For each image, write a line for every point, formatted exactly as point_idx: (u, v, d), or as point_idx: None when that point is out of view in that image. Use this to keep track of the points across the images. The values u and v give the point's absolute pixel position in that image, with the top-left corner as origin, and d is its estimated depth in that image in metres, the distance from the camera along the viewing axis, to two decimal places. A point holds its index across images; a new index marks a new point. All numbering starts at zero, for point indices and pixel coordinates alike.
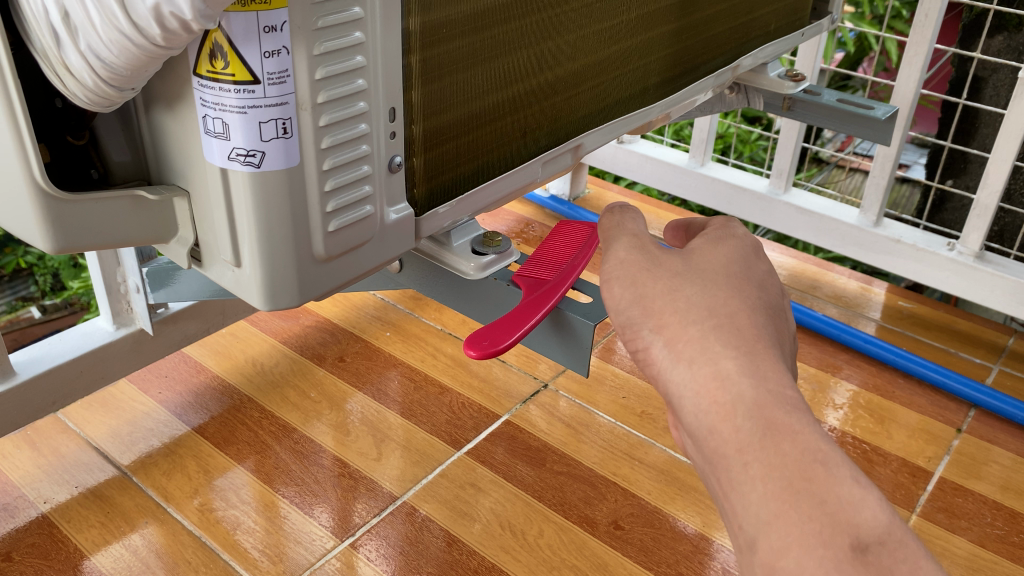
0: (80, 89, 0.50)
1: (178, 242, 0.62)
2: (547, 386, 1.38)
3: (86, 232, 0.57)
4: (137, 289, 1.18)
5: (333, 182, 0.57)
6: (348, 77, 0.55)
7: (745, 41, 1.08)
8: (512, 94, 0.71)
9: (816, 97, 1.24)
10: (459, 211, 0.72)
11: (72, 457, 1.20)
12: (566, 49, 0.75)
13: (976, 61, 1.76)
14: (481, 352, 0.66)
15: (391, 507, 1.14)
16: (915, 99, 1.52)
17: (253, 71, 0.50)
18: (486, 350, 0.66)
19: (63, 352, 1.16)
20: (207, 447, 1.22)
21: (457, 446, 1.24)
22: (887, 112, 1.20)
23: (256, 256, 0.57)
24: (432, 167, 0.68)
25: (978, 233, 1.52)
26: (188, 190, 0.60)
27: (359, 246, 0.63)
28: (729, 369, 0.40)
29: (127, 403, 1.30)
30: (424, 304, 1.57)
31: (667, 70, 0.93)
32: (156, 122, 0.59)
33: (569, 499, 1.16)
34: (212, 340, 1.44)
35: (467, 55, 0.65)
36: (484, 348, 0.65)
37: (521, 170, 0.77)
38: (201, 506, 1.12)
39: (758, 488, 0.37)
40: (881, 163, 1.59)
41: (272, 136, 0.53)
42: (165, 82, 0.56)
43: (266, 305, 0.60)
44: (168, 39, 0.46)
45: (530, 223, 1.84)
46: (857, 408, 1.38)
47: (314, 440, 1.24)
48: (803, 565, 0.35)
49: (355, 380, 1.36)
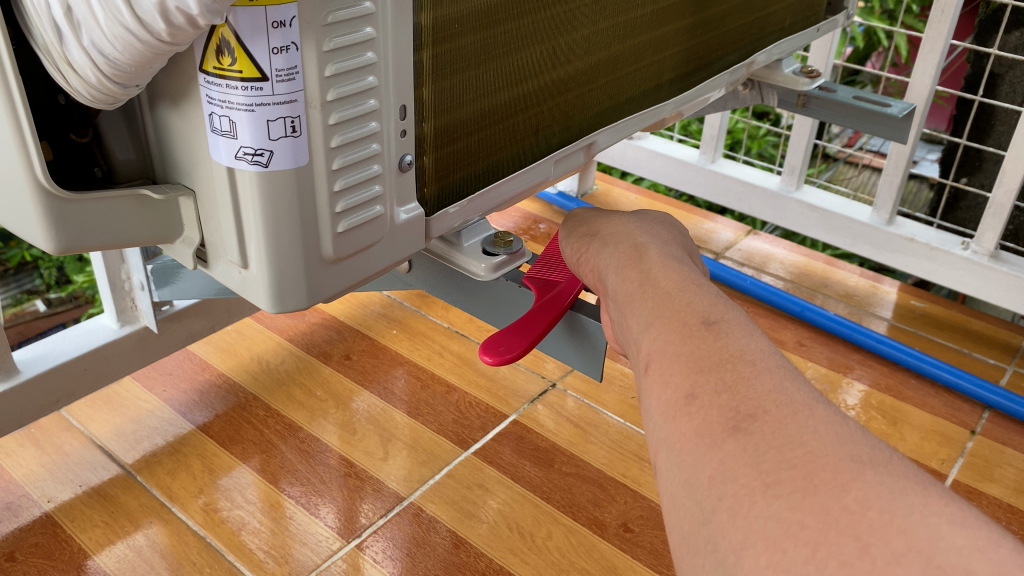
0: (83, 86, 0.49)
1: (183, 242, 0.61)
2: (556, 384, 1.36)
3: (90, 233, 0.55)
4: (141, 286, 1.17)
5: (342, 182, 0.56)
6: (359, 74, 0.53)
7: (761, 37, 1.07)
8: (525, 90, 0.70)
9: (831, 94, 1.22)
10: (469, 211, 0.71)
11: (76, 456, 1.19)
12: (580, 45, 0.73)
13: (993, 57, 1.74)
14: (496, 359, 0.65)
15: (397, 507, 1.12)
16: (930, 96, 1.50)
17: (261, 67, 0.49)
18: (502, 357, 0.65)
19: (67, 349, 1.14)
20: (212, 446, 1.21)
21: (464, 446, 1.23)
22: (904, 109, 1.18)
23: (264, 258, 0.56)
24: (443, 166, 0.66)
25: (993, 232, 1.50)
26: (193, 189, 0.58)
27: (368, 247, 0.61)
28: (642, 246, 0.60)
29: (132, 400, 1.29)
30: (431, 301, 1.55)
31: (682, 65, 0.92)
32: (161, 120, 0.57)
33: (578, 501, 1.14)
34: (217, 337, 1.43)
35: (478, 52, 0.63)
36: (501, 355, 0.65)
37: (533, 169, 0.76)
38: (206, 506, 1.11)
39: (645, 302, 0.53)
40: (895, 161, 1.57)
41: (280, 135, 0.51)
42: (171, 78, 0.54)
43: (273, 308, 0.58)
44: (173, 35, 0.45)
45: (537, 220, 1.83)
46: (869, 408, 1.36)
47: (320, 440, 1.22)
48: (659, 336, 0.50)
49: (361, 378, 1.35)
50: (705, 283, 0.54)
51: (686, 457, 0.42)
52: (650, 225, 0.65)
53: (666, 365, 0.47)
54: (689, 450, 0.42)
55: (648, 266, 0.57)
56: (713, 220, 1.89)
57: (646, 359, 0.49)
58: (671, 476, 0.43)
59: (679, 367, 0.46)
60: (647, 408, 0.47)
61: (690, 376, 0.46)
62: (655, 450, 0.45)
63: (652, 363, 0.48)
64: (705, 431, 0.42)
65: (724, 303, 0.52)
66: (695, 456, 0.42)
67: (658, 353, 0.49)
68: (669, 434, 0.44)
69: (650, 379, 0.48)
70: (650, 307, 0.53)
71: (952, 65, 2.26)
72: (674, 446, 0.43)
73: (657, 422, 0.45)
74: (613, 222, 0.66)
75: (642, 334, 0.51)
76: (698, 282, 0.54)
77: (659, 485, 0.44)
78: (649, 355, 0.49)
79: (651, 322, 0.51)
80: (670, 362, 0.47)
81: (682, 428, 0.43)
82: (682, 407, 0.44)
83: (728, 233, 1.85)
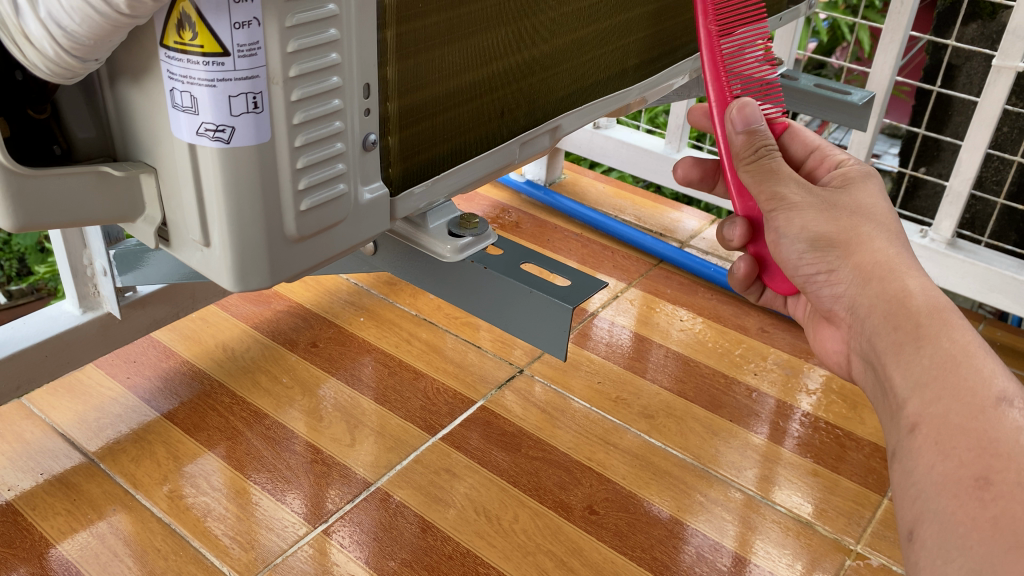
0: (41, 60, 0.48)
1: (145, 221, 0.60)
2: (523, 371, 1.37)
3: (49, 209, 0.55)
4: (103, 272, 1.15)
5: (305, 159, 0.56)
6: (321, 50, 0.53)
7: (724, 24, 1.09)
8: (490, 72, 0.70)
9: (792, 82, 1.24)
10: (434, 192, 0.71)
11: (36, 444, 1.17)
12: (546, 27, 0.74)
13: (950, 49, 1.77)
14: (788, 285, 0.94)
15: (365, 493, 1.12)
16: (890, 86, 1.53)
17: (223, 43, 0.49)
18: (793, 286, 0.92)
19: (28, 336, 1.13)
20: (177, 433, 1.20)
21: (432, 432, 1.23)
22: (864, 97, 1.20)
23: (226, 236, 0.56)
24: (407, 147, 0.66)
25: (950, 220, 1.53)
26: (154, 166, 0.58)
27: (331, 226, 0.61)
28: (905, 281, 0.76)
29: (95, 388, 1.28)
30: (399, 289, 1.56)
31: (646, 51, 0.93)
32: (122, 96, 0.57)
33: (545, 485, 1.15)
34: (182, 324, 1.42)
35: (444, 31, 0.64)
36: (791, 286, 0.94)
37: (498, 151, 0.76)
38: (171, 493, 1.10)
39: (924, 365, 0.68)
40: (856, 151, 1.60)
41: (242, 111, 0.51)
42: (130, 53, 0.54)
43: (235, 286, 0.58)
44: (133, 7, 0.45)
45: (505, 209, 1.84)
46: (830, 393, 1.37)
47: (286, 426, 1.22)
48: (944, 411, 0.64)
49: (328, 365, 1.35)
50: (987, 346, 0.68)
51: (973, 542, 0.56)
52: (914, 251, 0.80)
53: (943, 440, 0.62)
54: (984, 543, 0.55)
55: (918, 327, 0.71)
56: (679, 210, 1.90)
57: (914, 422, 0.66)
58: (949, 558, 0.57)
59: (960, 445, 0.61)
60: (917, 470, 0.63)
61: (983, 461, 0.59)
62: (924, 508, 0.61)
63: (920, 427, 0.65)
64: (1005, 527, 0.55)
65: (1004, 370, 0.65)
66: (985, 553, 0.55)
67: (929, 421, 0.64)
68: (947, 516, 0.59)
69: (921, 442, 0.64)
70: (922, 367, 0.68)
71: (912, 60, 2.30)
72: (955, 532, 0.58)
73: (931, 489, 0.61)
74: (853, 261, 0.79)
75: (913, 395, 0.67)
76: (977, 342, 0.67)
77: (924, 550, 0.60)
78: (918, 420, 0.65)
79: (922, 382, 0.67)
80: (953, 438, 0.62)
81: (970, 513, 0.57)
82: (976, 488, 0.58)
83: (693, 223, 1.86)
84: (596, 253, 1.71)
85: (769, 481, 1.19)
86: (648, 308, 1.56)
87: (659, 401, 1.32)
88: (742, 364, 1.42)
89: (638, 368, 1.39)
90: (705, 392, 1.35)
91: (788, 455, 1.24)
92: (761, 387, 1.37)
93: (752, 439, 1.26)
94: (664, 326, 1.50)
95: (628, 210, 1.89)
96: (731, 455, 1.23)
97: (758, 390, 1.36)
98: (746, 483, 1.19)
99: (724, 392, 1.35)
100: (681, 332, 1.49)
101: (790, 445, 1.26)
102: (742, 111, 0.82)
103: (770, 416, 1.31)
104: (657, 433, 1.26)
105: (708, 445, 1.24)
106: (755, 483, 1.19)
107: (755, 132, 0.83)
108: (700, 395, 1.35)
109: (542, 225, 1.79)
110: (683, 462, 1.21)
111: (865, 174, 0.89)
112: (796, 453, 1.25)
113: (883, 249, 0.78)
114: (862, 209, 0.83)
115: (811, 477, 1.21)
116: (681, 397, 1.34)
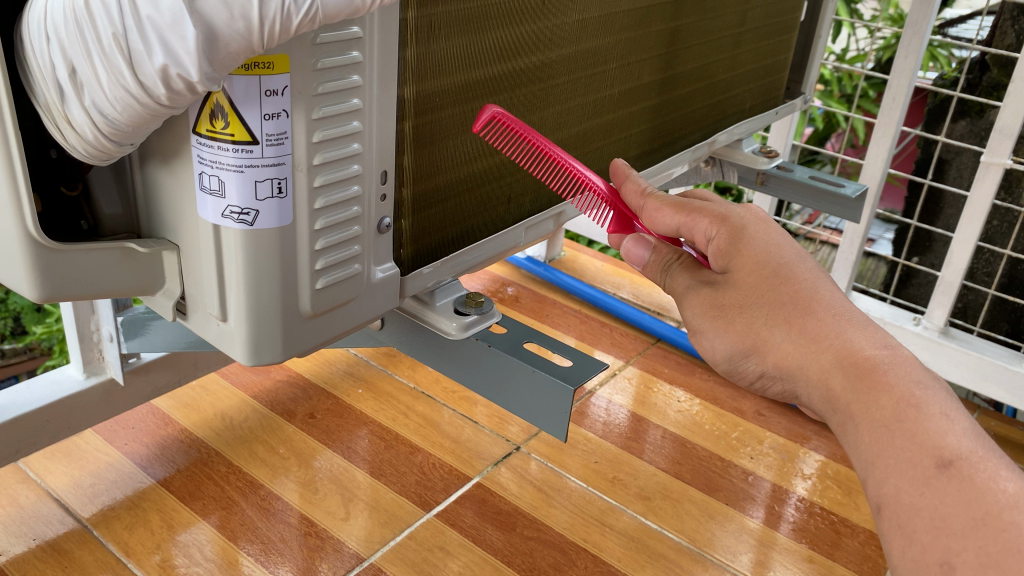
0: (79, 142, 0.51)
1: (164, 294, 0.63)
2: (520, 448, 1.38)
3: (73, 279, 0.57)
4: (110, 338, 1.16)
5: (324, 241, 0.58)
6: (344, 140, 0.56)
7: (722, 118, 1.14)
8: (498, 159, 0.74)
9: (788, 173, 1.28)
10: (443, 272, 0.74)
11: (31, 508, 1.17)
12: (550, 121, 0.79)
13: (942, 142, 1.83)
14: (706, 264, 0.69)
15: (357, 568, 1.12)
16: (883, 178, 1.58)
17: (252, 132, 0.52)
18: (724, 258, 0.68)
19: (31, 399, 1.14)
20: (172, 502, 1.19)
21: (426, 508, 1.23)
22: (857, 190, 1.23)
23: (243, 312, 0.58)
24: (419, 230, 0.69)
25: (942, 309, 1.56)
26: (177, 243, 0.60)
27: (344, 304, 0.64)
28: None
29: (91, 453, 1.28)
30: (398, 361, 1.57)
31: (646, 143, 0.98)
32: (150, 177, 0.60)
33: (539, 565, 1.15)
34: (182, 392, 1.43)
35: (457, 123, 0.68)
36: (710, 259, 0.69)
37: (504, 235, 0.80)
38: (162, 562, 1.10)
39: (865, 436, 0.52)
40: (850, 239, 1.64)
41: (267, 196, 0.54)
42: (162, 138, 0.57)
43: (249, 361, 0.60)
44: (172, 99, 0.48)
45: (506, 283, 1.87)
46: (825, 478, 1.38)
47: (280, 497, 1.22)
48: (893, 485, 0.50)
49: (325, 437, 1.35)
50: (930, 394, 0.51)
51: None
52: (831, 288, 0.58)
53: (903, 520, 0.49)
54: None
55: (852, 399, 0.53)
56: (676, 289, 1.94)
57: (878, 502, 0.51)
58: None
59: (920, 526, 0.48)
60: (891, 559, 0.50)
61: (941, 543, 0.47)
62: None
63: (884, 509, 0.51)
64: None
65: (952, 420, 0.50)
66: None
67: (889, 500, 0.50)
68: None
69: (887, 525, 0.50)
70: (868, 436, 0.52)
71: (905, 151, 2.38)
72: None
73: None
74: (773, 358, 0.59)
75: (866, 469, 0.52)
76: (913, 398, 0.51)
77: None
78: (879, 499, 0.51)
79: (871, 458, 0.52)
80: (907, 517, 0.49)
81: None
82: None
83: None
84: (594, 329, 1.74)
85: (764, 566, 1.19)
86: (645, 387, 1.57)
87: (655, 482, 1.32)
88: (738, 447, 1.43)
89: (635, 448, 1.40)
90: (701, 474, 1.35)
91: (783, 540, 1.24)
92: (756, 471, 1.38)
93: (747, 523, 1.26)
94: (662, 406, 1.51)
95: (626, 287, 1.92)
96: (726, 539, 1.23)
97: (753, 473, 1.37)
98: (741, 568, 1.18)
99: (720, 474, 1.36)
100: (679, 412, 1.50)
101: (785, 530, 1.26)
102: (628, 254, 0.69)
103: (765, 500, 1.31)
104: (652, 515, 1.26)
105: (703, 529, 1.24)
106: (750, 569, 1.18)
107: (656, 250, 0.68)
108: (696, 477, 1.35)
109: (541, 301, 1.82)
110: (678, 544, 1.21)
111: (739, 237, 0.61)
112: (792, 538, 1.24)
113: (787, 337, 0.58)
114: (757, 291, 0.59)
115: (806, 564, 1.20)
116: (678, 479, 1.34)
